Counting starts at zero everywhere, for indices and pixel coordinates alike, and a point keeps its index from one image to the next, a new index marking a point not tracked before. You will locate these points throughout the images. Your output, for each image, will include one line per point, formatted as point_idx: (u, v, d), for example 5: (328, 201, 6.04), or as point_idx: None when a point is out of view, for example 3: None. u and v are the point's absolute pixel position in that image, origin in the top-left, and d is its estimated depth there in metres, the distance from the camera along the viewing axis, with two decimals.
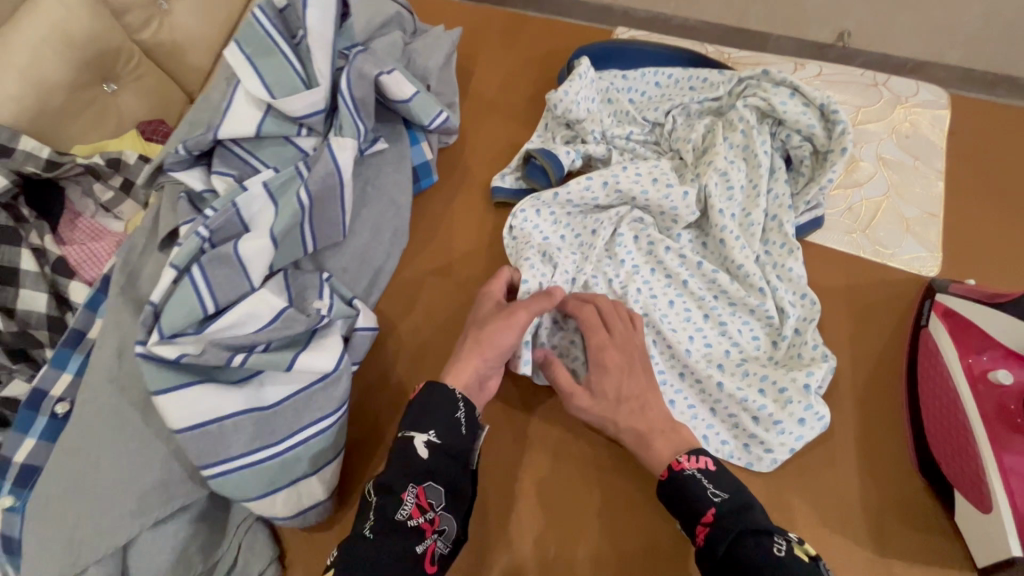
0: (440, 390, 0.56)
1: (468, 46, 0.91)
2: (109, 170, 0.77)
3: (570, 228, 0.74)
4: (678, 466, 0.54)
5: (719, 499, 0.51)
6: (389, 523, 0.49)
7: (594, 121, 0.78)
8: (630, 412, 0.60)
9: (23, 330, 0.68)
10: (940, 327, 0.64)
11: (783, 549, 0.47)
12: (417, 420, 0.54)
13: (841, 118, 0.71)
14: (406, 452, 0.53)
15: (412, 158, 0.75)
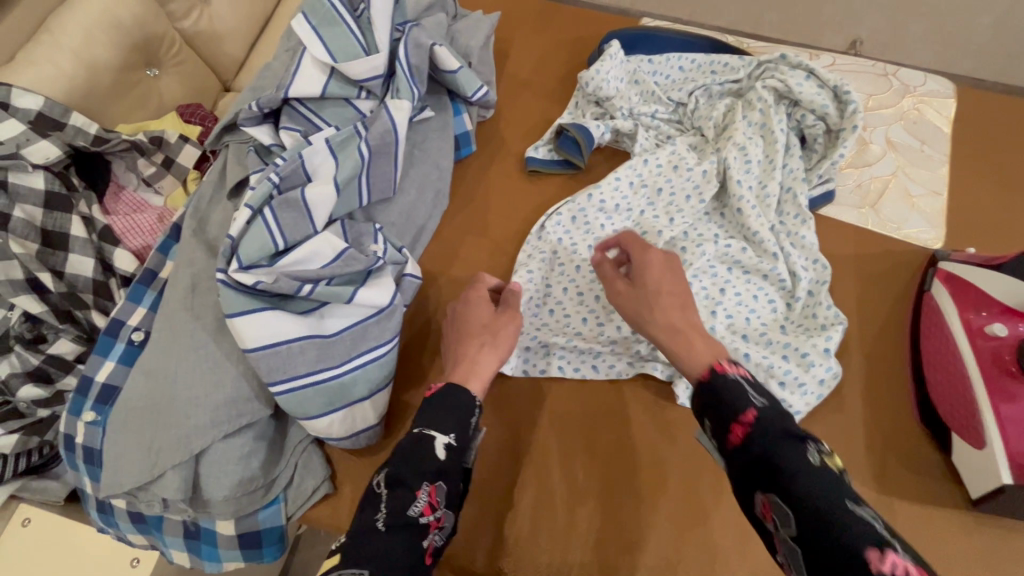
0: (455, 395, 0.57)
1: (504, 30, 0.98)
2: (151, 147, 0.86)
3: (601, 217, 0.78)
4: (722, 369, 0.51)
5: (760, 404, 0.47)
6: (401, 517, 0.48)
7: (622, 99, 0.85)
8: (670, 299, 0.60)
9: (71, 291, 0.78)
10: (941, 289, 0.69)
11: (817, 458, 0.42)
12: (441, 421, 0.55)
13: (852, 99, 0.77)
14: (426, 449, 0.53)
15: (454, 127, 0.81)
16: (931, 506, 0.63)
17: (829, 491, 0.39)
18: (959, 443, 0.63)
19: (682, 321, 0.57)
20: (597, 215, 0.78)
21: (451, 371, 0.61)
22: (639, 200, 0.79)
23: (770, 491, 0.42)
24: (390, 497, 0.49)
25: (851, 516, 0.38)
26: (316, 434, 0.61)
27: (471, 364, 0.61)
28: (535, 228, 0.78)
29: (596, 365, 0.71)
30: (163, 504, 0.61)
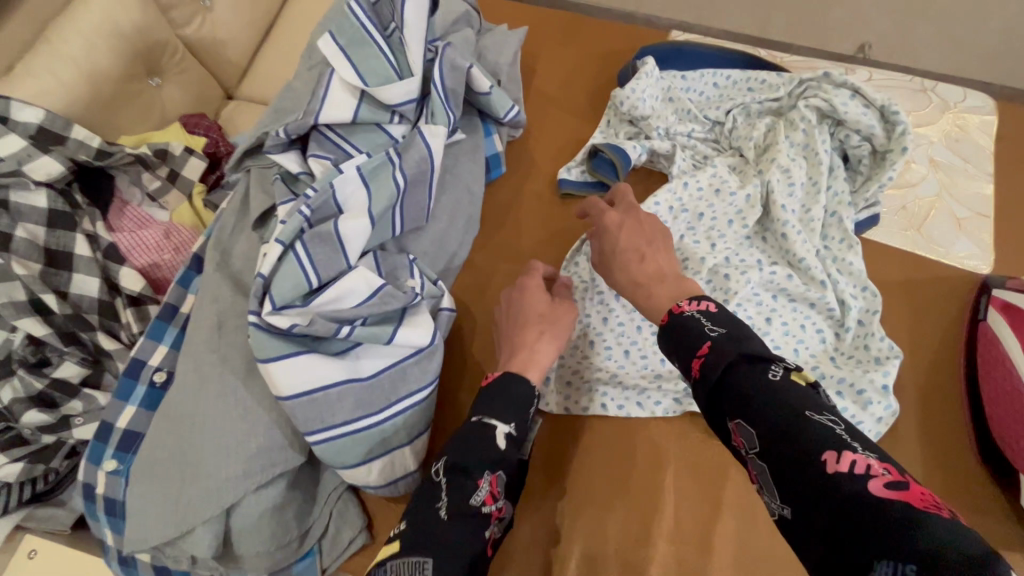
0: (520, 384, 0.58)
1: (529, 45, 0.94)
2: (157, 161, 0.80)
3: None
4: (679, 308, 0.52)
5: (716, 333, 0.47)
6: (463, 507, 0.49)
7: (658, 118, 0.82)
8: (633, 261, 0.61)
9: (75, 314, 0.71)
10: (998, 319, 0.67)
11: (779, 375, 0.43)
12: (501, 410, 0.56)
13: (900, 119, 0.74)
14: (486, 441, 0.53)
15: (485, 149, 0.78)
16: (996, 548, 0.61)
17: (791, 403, 0.41)
18: None
19: (641, 275, 0.58)
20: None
21: (506, 359, 0.62)
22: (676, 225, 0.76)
23: (738, 415, 0.43)
24: (453, 486, 0.50)
25: (812, 426, 0.40)
26: (354, 482, 0.58)
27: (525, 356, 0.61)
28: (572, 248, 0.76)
29: (641, 402, 0.68)
30: (192, 559, 0.57)
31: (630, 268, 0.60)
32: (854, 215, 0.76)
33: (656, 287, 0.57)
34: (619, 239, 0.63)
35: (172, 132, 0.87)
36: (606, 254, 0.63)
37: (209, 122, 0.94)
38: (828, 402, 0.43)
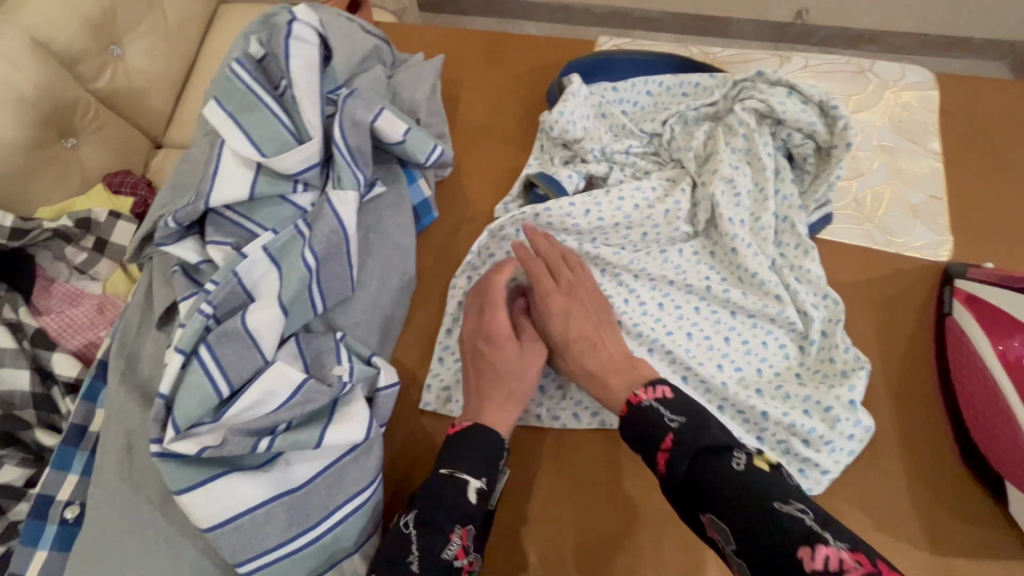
0: (489, 439, 0.57)
1: (450, 71, 0.89)
2: (79, 232, 0.76)
3: None
4: (637, 399, 0.56)
5: (676, 423, 0.52)
6: (434, 561, 0.50)
7: (592, 138, 0.76)
8: (582, 351, 0.62)
9: (7, 412, 0.65)
10: (964, 315, 0.64)
11: (741, 464, 0.47)
12: (471, 463, 0.55)
13: (841, 113, 0.70)
14: (456, 496, 0.53)
15: (411, 198, 0.72)
16: (989, 561, 0.57)
17: (757, 493, 0.45)
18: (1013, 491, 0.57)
19: (597, 365, 0.61)
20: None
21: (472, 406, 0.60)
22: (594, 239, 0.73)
23: (709, 510, 0.46)
24: (425, 541, 0.50)
25: (780, 515, 0.43)
26: None
27: (497, 398, 0.60)
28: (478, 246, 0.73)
29: (577, 414, 0.66)
30: None
31: (585, 358, 0.62)
32: (805, 219, 0.72)
33: (612, 380, 0.60)
34: (569, 327, 0.63)
35: (93, 197, 0.83)
36: (557, 340, 0.64)
37: (134, 178, 0.89)
38: (792, 482, 0.47)
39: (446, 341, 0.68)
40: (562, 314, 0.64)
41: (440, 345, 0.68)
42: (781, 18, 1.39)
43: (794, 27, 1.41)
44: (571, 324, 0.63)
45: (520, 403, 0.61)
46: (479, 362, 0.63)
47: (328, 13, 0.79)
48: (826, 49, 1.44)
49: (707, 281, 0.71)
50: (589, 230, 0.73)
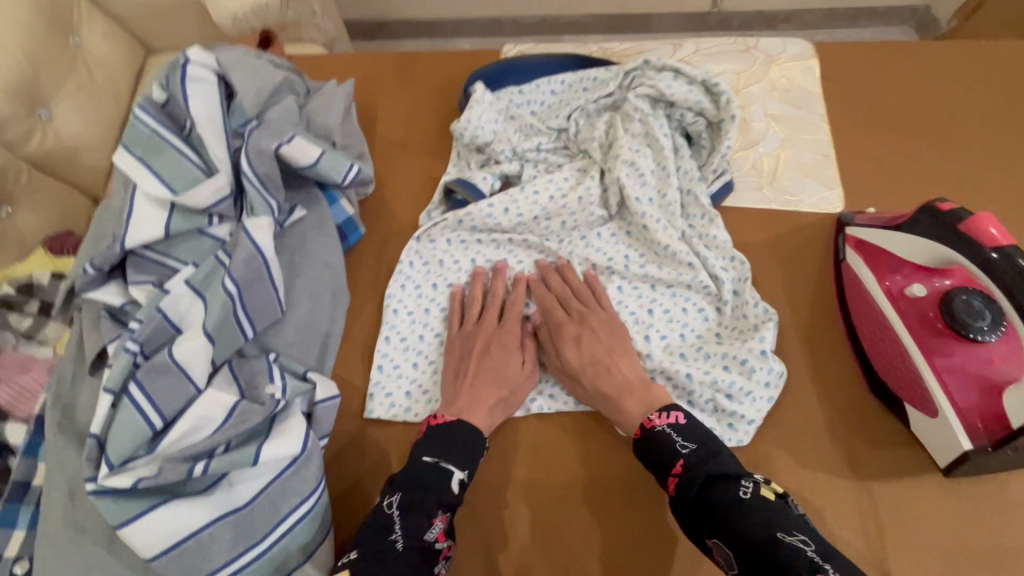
0: (475, 436, 0.61)
1: (366, 94, 0.93)
2: (23, 298, 0.76)
3: (480, 255, 0.77)
4: (650, 423, 0.59)
5: (688, 450, 0.56)
6: (417, 541, 0.54)
7: (502, 141, 0.81)
8: (597, 374, 0.65)
9: None
10: (856, 259, 0.69)
11: (749, 492, 0.52)
12: (456, 455, 0.59)
13: (722, 89, 0.76)
14: (441, 484, 0.57)
15: (334, 218, 0.75)
16: (903, 480, 0.62)
17: (765, 528, 0.49)
18: (914, 414, 0.61)
19: (610, 389, 0.64)
20: (503, 265, 0.76)
21: (461, 402, 0.64)
22: (516, 235, 0.77)
23: (715, 535, 0.51)
24: (409, 522, 0.55)
25: (784, 548, 0.48)
26: None
27: (487, 397, 0.64)
28: (407, 253, 0.77)
29: None
30: None
31: (599, 381, 0.65)
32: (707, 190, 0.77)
33: (626, 402, 0.63)
34: (583, 352, 0.67)
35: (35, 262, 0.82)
36: (571, 367, 0.66)
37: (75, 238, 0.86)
38: (797, 513, 0.51)
39: (383, 348, 0.70)
40: (574, 344, 0.67)
41: (378, 353, 0.70)
42: (697, 8, 1.48)
43: (711, 15, 1.50)
44: (584, 352, 0.67)
45: (505, 408, 0.65)
46: (476, 361, 0.67)
47: (237, 51, 0.81)
48: (740, 32, 1.56)
49: (626, 259, 0.75)
50: (510, 226, 0.77)
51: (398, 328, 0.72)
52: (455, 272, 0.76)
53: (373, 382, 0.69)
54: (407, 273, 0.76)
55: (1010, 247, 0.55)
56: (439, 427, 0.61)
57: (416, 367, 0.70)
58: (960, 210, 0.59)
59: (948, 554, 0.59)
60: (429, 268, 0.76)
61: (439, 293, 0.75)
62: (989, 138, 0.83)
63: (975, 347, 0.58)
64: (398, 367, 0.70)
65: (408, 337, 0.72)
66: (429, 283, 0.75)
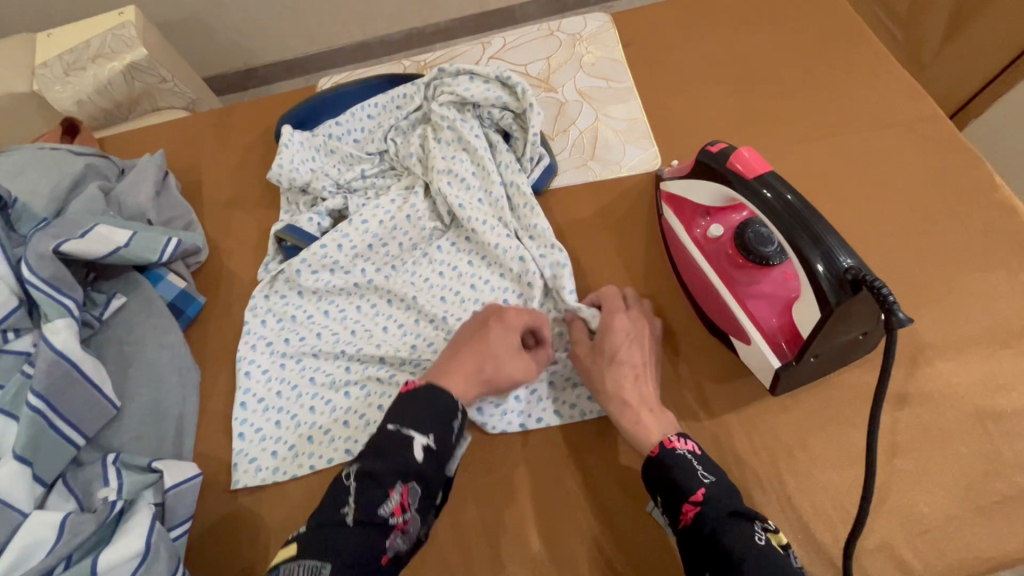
0: (443, 398, 0.56)
1: (189, 158, 0.91)
2: None
3: (325, 295, 0.76)
4: (671, 444, 0.56)
5: (709, 481, 0.52)
6: (370, 516, 0.50)
7: (320, 178, 0.81)
8: (623, 372, 0.62)
9: None
10: (668, 211, 0.73)
11: (764, 539, 0.48)
12: (422, 420, 0.55)
13: (516, 81, 0.79)
14: (403, 451, 0.53)
15: (163, 295, 0.73)
16: (749, 405, 0.66)
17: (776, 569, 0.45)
18: (738, 345, 0.65)
19: (632, 397, 0.60)
20: (349, 301, 0.76)
21: (438, 373, 0.60)
22: (356, 267, 0.77)
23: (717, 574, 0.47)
24: (362, 495, 0.50)
25: None
26: None
27: (469, 369, 0.60)
28: (251, 311, 0.76)
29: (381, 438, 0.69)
30: None
31: (623, 384, 0.61)
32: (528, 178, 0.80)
33: (644, 416, 0.59)
34: (624, 341, 0.63)
35: None
36: (604, 357, 0.63)
37: None
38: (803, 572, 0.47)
39: (241, 416, 0.69)
40: (628, 340, 0.64)
41: (237, 421, 0.69)
42: None
43: None
44: (624, 346, 0.63)
45: (484, 385, 0.61)
46: (468, 337, 0.63)
47: (27, 151, 0.79)
48: (595, 5, 1.75)
49: (467, 264, 0.76)
50: (347, 260, 0.76)
51: (256, 391, 0.71)
52: (303, 320, 0.75)
53: (236, 452, 0.67)
54: (255, 332, 0.75)
55: (767, 173, 0.58)
56: (411, 393, 0.57)
57: (280, 425, 0.69)
58: (727, 148, 0.62)
59: (799, 462, 0.63)
60: (276, 322, 0.76)
61: (290, 344, 0.73)
62: (779, 64, 0.90)
63: (771, 270, 0.63)
64: (260, 430, 0.69)
65: (265, 396, 0.70)
66: (280, 336, 0.74)
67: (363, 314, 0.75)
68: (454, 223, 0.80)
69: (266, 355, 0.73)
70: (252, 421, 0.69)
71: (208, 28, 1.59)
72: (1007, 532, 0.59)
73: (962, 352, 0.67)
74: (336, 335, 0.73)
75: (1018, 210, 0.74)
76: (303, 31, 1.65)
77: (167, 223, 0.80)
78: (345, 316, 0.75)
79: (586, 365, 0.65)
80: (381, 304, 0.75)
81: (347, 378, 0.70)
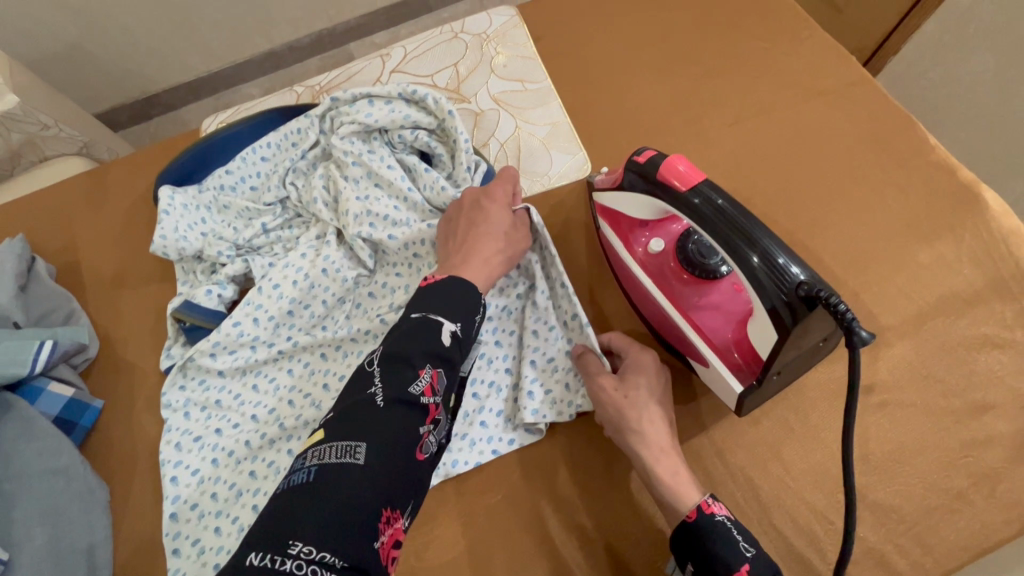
0: (462, 285, 0.56)
1: (64, 233, 0.79)
2: None
3: (251, 372, 0.67)
4: (709, 509, 0.51)
5: (752, 554, 0.48)
6: (401, 394, 0.48)
7: (213, 243, 0.71)
8: (655, 419, 0.57)
9: None
10: (604, 226, 0.67)
11: None
12: (446, 306, 0.54)
13: (423, 94, 0.71)
14: (430, 337, 0.51)
15: (47, 410, 0.64)
16: (716, 423, 0.62)
17: None
18: (698, 367, 0.60)
19: (664, 440, 0.56)
20: (278, 370, 0.67)
21: (460, 263, 0.59)
22: (280, 337, 0.68)
23: None
24: (390, 374, 0.49)
25: None
26: None
27: (488, 250, 0.61)
28: (164, 408, 0.66)
29: None
30: None
31: (659, 432, 0.56)
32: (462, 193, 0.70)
33: (681, 463, 0.55)
34: (658, 370, 0.61)
35: None
36: (639, 380, 0.59)
37: None
38: None
39: (173, 530, 0.60)
40: (659, 381, 0.60)
41: (169, 537, 0.60)
42: None
43: None
44: (656, 385, 0.60)
45: (504, 265, 0.62)
46: (468, 223, 0.62)
47: None
48: None
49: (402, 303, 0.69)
50: (268, 333, 0.67)
51: (187, 497, 0.61)
52: (229, 404, 0.65)
53: (174, 573, 0.58)
54: (177, 428, 0.65)
55: (702, 182, 0.52)
56: (433, 285, 0.56)
57: (221, 532, 0.59)
58: (655, 156, 0.55)
59: (776, 478, 0.59)
60: (200, 411, 0.66)
61: (219, 434, 0.64)
62: (700, 39, 0.84)
63: (719, 282, 0.58)
64: (198, 543, 0.59)
65: (199, 502, 0.61)
66: (206, 429, 0.64)
67: (300, 383, 0.66)
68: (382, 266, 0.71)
69: (193, 455, 0.63)
70: (188, 534, 0.60)
71: (84, 58, 1.40)
72: (987, 513, 0.57)
73: (922, 328, 0.65)
74: (270, 415, 0.64)
75: (955, 169, 0.72)
76: (192, 48, 1.48)
77: (41, 320, 0.69)
78: (278, 390, 0.66)
79: (614, 402, 0.58)
80: (319, 367, 0.66)
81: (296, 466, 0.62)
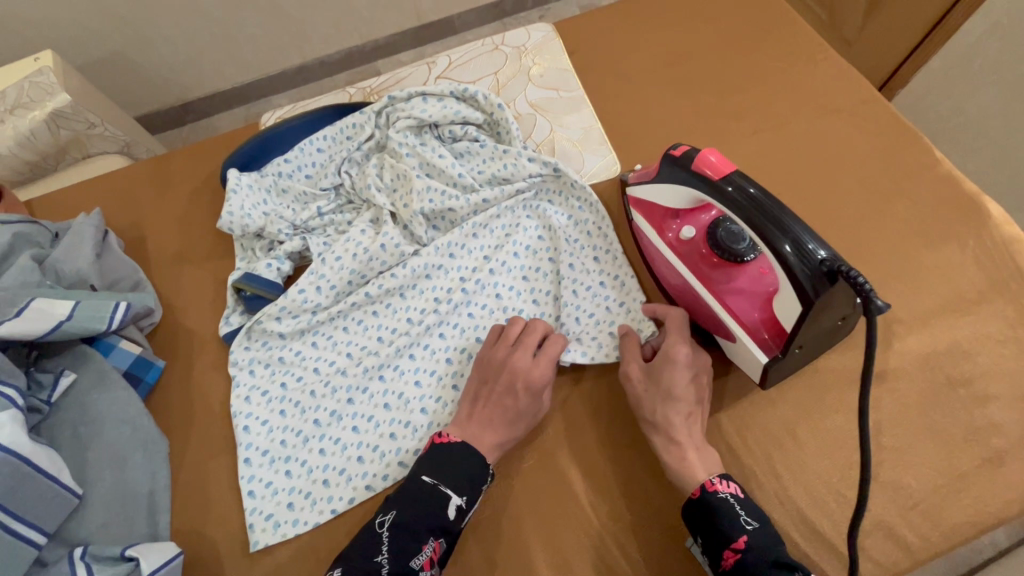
0: (478, 463, 0.59)
1: (131, 213, 0.86)
2: None
3: (313, 329, 0.73)
4: (713, 486, 0.55)
5: (751, 527, 0.52)
6: (403, 566, 0.53)
7: (274, 221, 0.77)
8: (683, 412, 0.60)
9: None
10: (637, 216, 0.73)
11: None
12: (457, 481, 0.58)
13: (474, 92, 0.79)
14: (440, 508, 0.56)
15: (118, 366, 0.69)
16: (738, 402, 0.67)
17: None
18: (726, 344, 0.66)
19: (680, 431, 0.59)
20: (336, 329, 0.73)
21: (474, 432, 0.61)
22: (340, 301, 0.74)
23: None
24: (399, 544, 0.54)
25: None
26: None
27: (496, 435, 0.61)
28: (230, 368, 0.72)
29: (391, 432, 0.66)
30: None
31: (675, 417, 0.59)
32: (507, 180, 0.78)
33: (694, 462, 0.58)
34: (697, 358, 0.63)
35: None
36: (661, 387, 0.61)
37: None
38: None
39: (248, 473, 0.65)
40: (689, 376, 0.61)
41: (243, 479, 0.65)
42: None
43: None
44: (686, 381, 0.61)
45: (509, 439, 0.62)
46: (496, 394, 0.62)
47: None
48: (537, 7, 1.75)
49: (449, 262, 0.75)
50: (328, 300, 0.73)
51: (258, 444, 0.67)
52: (291, 360, 0.71)
53: (251, 511, 0.63)
54: (244, 384, 0.70)
55: (733, 173, 0.58)
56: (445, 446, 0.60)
57: (291, 474, 0.65)
58: (690, 150, 0.62)
59: (792, 454, 0.64)
60: (264, 369, 0.72)
61: (284, 388, 0.70)
62: (722, 59, 0.91)
63: (746, 266, 0.64)
64: (270, 484, 0.65)
65: (269, 448, 0.66)
66: (272, 383, 0.70)
67: (359, 342, 0.72)
68: (433, 235, 0.77)
69: (260, 405, 0.69)
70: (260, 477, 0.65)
71: (134, 65, 1.50)
72: (989, 495, 0.61)
73: (929, 324, 0.70)
74: (332, 368, 0.70)
75: (960, 182, 0.78)
76: (237, 57, 1.58)
77: (113, 286, 0.75)
78: (337, 349, 0.72)
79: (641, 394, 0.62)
80: (376, 324, 0.73)
81: (357, 411, 0.67)
